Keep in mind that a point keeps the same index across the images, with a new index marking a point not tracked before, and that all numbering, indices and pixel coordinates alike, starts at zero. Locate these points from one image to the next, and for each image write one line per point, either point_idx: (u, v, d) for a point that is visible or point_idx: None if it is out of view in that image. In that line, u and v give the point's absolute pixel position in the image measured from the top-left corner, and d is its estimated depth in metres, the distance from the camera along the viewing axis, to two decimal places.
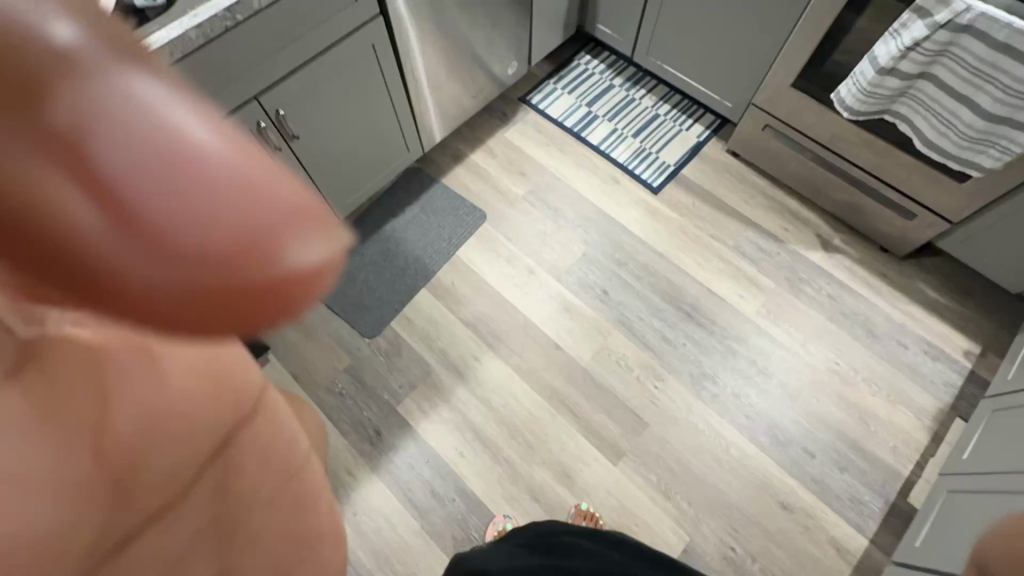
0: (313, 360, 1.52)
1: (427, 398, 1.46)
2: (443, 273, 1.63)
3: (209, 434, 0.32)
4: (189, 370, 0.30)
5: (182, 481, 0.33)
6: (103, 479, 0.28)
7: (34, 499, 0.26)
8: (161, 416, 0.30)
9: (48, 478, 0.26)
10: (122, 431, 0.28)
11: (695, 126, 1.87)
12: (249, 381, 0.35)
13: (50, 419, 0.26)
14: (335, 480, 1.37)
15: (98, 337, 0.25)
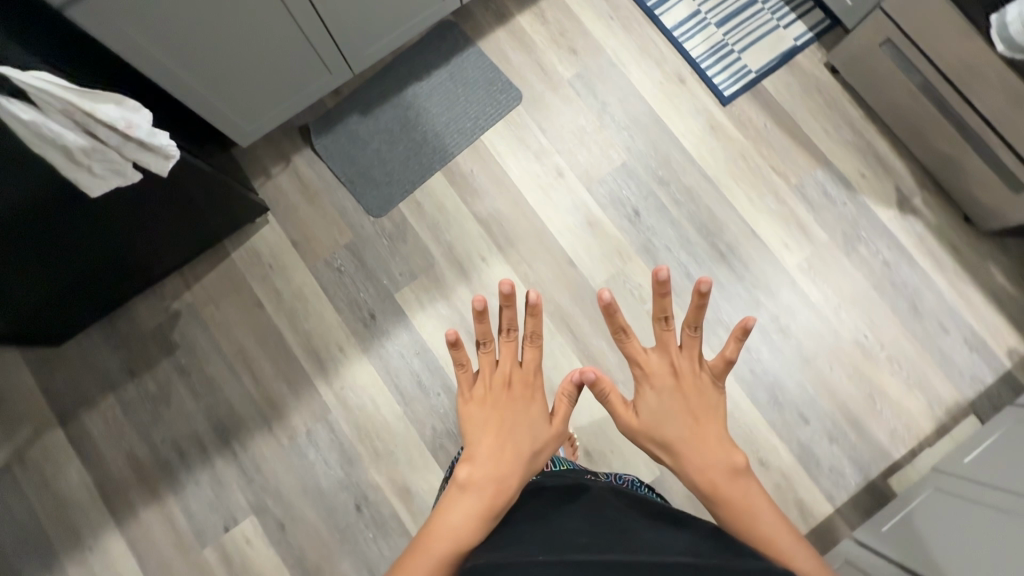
0: (313, 229, 1.44)
1: (426, 291, 1.41)
2: (464, 158, 1.46)
3: (511, 447, 0.72)
4: (490, 448, 0.71)
5: (509, 474, 0.69)
6: (489, 495, 0.67)
7: (479, 509, 0.66)
8: (497, 468, 0.69)
9: (480, 494, 0.67)
10: (485, 475, 0.68)
11: (796, 24, 1.51)
12: (509, 432, 0.74)
13: (474, 489, 0.67)
14: (326, 353, 1.38)
15: (480, 436, 0.73)
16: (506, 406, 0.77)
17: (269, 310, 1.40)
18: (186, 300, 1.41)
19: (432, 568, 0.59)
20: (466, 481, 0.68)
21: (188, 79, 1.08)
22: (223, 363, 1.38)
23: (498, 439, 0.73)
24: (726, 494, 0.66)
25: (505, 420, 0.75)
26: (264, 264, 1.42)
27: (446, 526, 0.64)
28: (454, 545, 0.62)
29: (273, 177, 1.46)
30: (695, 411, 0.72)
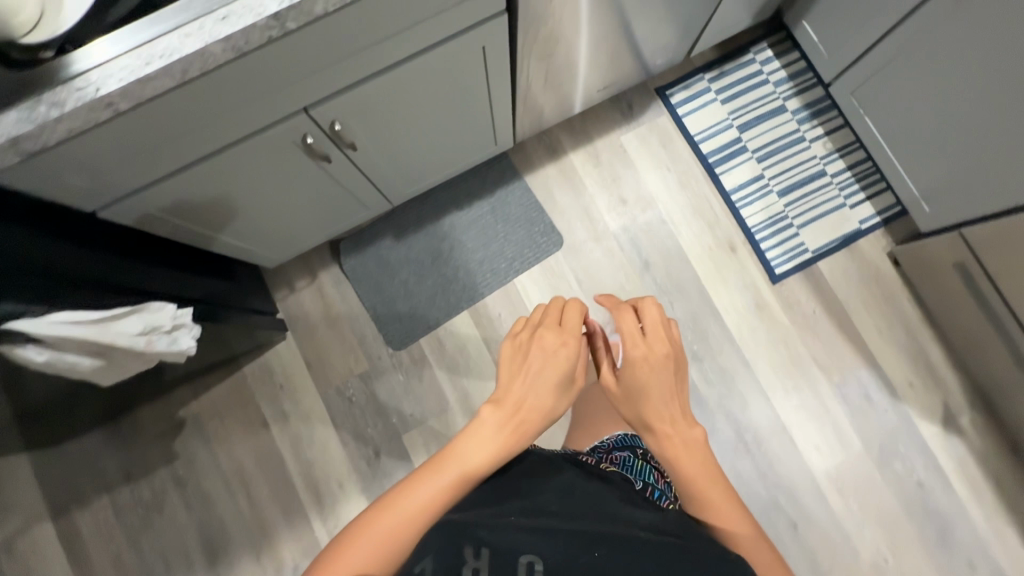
0: (330, 352, 1.39)
1: (435, 437, 1.36)
2: (493, 299, 1.41)
3: (537, 398, 0.67)
4: (519, 394, 0.66)
5: (523, 426, 0.65)
6: (498, 438, 0.64)
7: (485, 450, 0.63)
8: (514, 416, 0.65)
9: (489, 441, 0.63)
10: (496, 419, 0.64)
11: (864, 205, 1.41)
12: (539, 388, 0.67)
13: (486, 431, 0.64)
14: (324, 487, 1.34)
15: (506, 385, 0.67)
16: (532, 357, 0.69)
17: (273, 432, 1.37)
18: (193, 409, 1.38)
19: (437, 485, 0.60)
20: (484, 419, 0.65)
21: (222, 236, 1.04)
22: (221, 482, 1.35)
23: (528, 386, 0.67)
24: (701, 480, 0.69)
25: (529, 367, 0.68)
26: (275, 382, 1.39)
27: (454, 457, 0.62)
28: (459, 481, 0.61)
29: (296, 292, 1.41)
30: (676, 386, 0.74)
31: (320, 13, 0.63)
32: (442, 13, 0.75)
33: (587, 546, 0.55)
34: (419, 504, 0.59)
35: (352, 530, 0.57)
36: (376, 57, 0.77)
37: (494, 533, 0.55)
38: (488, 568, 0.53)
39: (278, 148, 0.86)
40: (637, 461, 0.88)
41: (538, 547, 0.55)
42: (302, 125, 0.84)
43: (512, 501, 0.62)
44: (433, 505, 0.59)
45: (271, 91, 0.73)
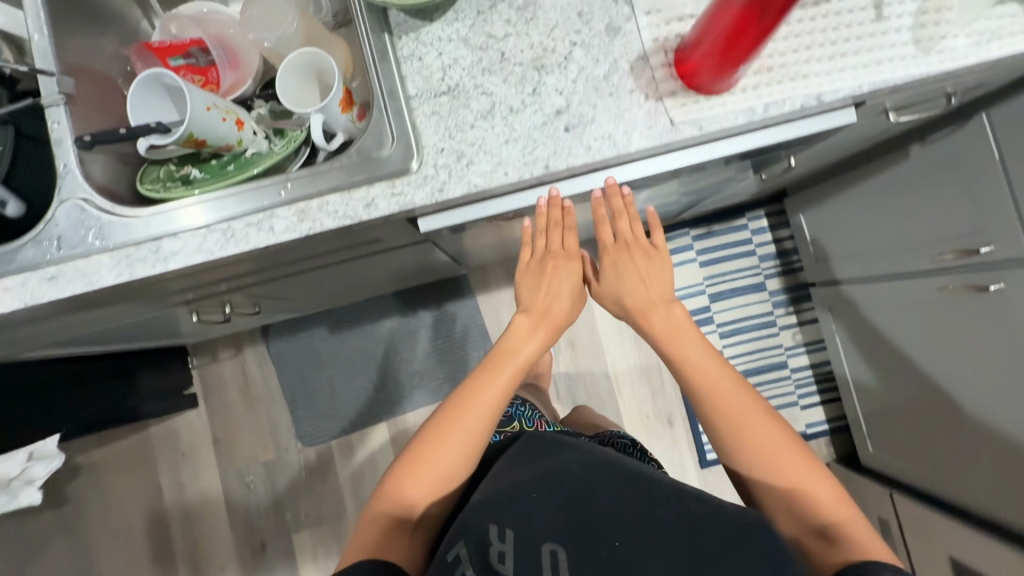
0: (239, 433, 1.35)
1: (325, 543, 1.33)
2: (413, 417, 1.35)
3: (557, 306, 0.63)
4: (537, 301, 0.63)
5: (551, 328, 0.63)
6: (530, 340, 0.62)
7: (527, 346, 0.61)
8: (536, 321, 0.63)
9: (513, 349, 0.61)
10: (519, 327, 0.62)
11: (816, 409, 1.35)
12: (559, 292, 0.63)
13: (511, 342, 0.62)
14: (205, 567, 1.32)
15: (525, 300, 0.63)
16: (546, 268, 0.63)
17: (166, 500, 1.34)
18: (91, 458, 1.34)
19: (497, 389, 0.59)
20: (514, 328, 0.62)
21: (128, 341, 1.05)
22: (104, 540, 1.33)
23: (548, 293, 0.63)
24: (706, 379, 0.58)
25: (550, 279, 0.63)
26: (177, 450, 1.35)
27: (501, 356, 0.62)
28: (512, 377, 0.60)
29: (217, 361, 1.36)
30: (654, 278, 0.63)
31: (172, 275, 0.55)
32: (333, 253, 0.68)
33: (604, 509, 0.45)
34: (473, 416, 0.58)
35: (421, 446, 0.58)
36: (261, 274, 0.72)
37: (512, 506, 0.47)
38: (513, 552, 0.45)
39: (166, 318, 0.84)
40: (637, 452, 0.85)
41: (558, 528, 0.45)
42: (184, 310, 0.80)
43: (535, 463, 0.53)
44: (494, 405, 0.59)
45: (132, 309, 0.71)
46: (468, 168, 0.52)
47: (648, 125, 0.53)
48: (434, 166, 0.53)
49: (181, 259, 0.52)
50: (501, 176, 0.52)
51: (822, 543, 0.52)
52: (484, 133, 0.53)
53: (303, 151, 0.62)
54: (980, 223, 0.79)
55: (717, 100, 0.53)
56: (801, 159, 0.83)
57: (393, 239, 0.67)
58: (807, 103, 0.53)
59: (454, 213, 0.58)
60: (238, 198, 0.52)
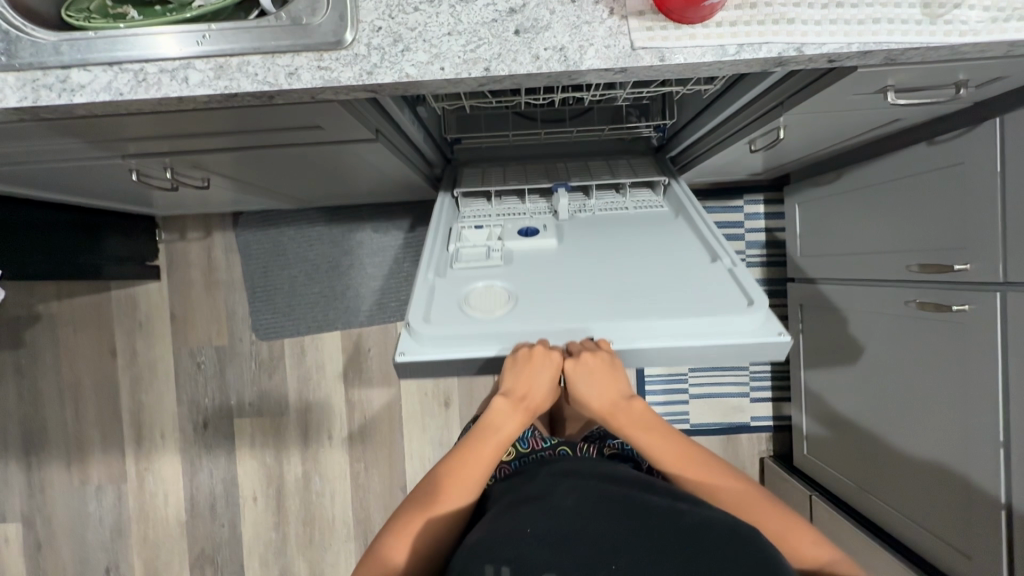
0: (196, 314, 1.38)
1: (263, 433, 1.38)
2: (368, 332, 1.36)
3: (534, 404, 0.58)
4: (514, 396, 0.58)
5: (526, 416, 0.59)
6: (508, 422, 0.58)
7: (506, 425, 0.58)
8: (513, 409, 0.58)
9: (490, 429, 0.58)
10: (496, 410, 0.58)
11: (765, 404, 1.34)
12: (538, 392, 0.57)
13: (486, 425, 0.58)
14: (147, 432, 1.40)
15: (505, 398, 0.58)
16: (523, 380, 0.56)
17: (118, 364, 1.39)
18: (50, 309, 1.39)
19: (480, 460, 0.56)
20: (496, 411, 0.58)
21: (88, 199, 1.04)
22: (56, 388, 1.40)
23: (527, 393, 0.57)
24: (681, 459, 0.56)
25: (523, 376, 0.56)
26: (135, 319, 1.39)
27: (482, 431, 0.58)
28: (496, 448, 0.57)
29: (185, 240, 1.37)
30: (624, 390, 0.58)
31: (83, 113, 0.53)
32: (285, 129, 0.65)
33: (601, 529, 0.42)
34: (461, 484, 0.55)
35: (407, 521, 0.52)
36: (206, 141, 0.68)
37: (509, 543, 0.41)
38: None
39: (108, 173, 0.80)
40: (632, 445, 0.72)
41: (559, 554, 0.40)
42: (125, 165, 0.76)
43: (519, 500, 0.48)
44: (484, 469, 0.56)
45: (63, 148, 0.67)
46: (402, 55, 0.48)
47: (605, 44, 0.48)
48: (367, 46, 0.48)
49: (88, 94, 0.49)
50: (436, 70, 0.48)
51: None
52: (427, 18, 0.48)
53: (252, 11, 0.57)
54: (962, 240, 0.75)
55: (687, 31, 0.47)
56: (790, 134, 0.78)
57: (334, 131, 0.65)
58: (786, 53, 0.48)
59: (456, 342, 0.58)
60: (146, 40, 0.49)
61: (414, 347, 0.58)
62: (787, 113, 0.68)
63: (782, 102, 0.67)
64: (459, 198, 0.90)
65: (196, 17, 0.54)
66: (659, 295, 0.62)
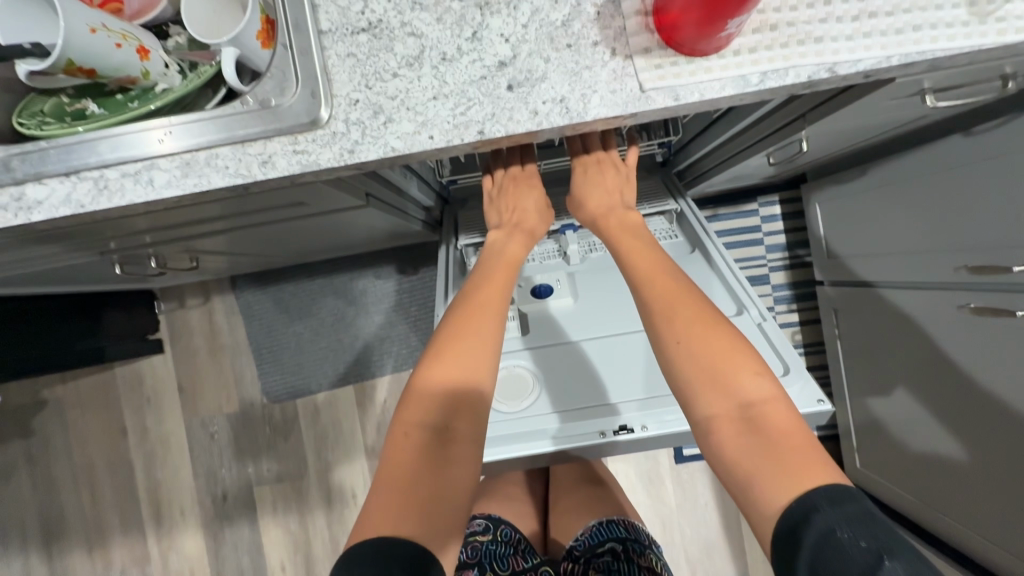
0: (204, 382, 1.34)
1: (284, 498, 1.33)
2: (383, 384, 1.31)
3: (528, 218, 0.68)
4: (506, 210, 0.69)
5: (521, 234, 0.67)
6: (510, 242, 0.66)
7: (508, 246, 0.65)
8: (515, 226, 0.68)
9: (499, 258, 0.64)
10: (500, 240, 0.67)
11: None
12: (528, 206, 0.69)
13: (491, 254, 0.65)
14: (166, 509, 1.35)
15: (502, 215, 0.69)
16: (508, 191, 0.70)
17: (130, 442, 1.35)
18: (56, 394, 1.36)
19: (496, 284, 0.60)
20: (501, 236, 0.67)
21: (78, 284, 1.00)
22: (69, 473, 1.36)
23: (523, 205, 0.69)
24: (653, 264, 0.57)
25: (512, 200, 0.69)
26: (143, 395, 1.35)
27: (492, 262, 0.64)
28: (508, 273, 0.62)
29: (185, 308, 1.33)
30: (611, 190, 0.67)
31: (44, 229, 0.48)
32: (271, 209, 0.60)
33: None
34: (483, 305, 0.57)
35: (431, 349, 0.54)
36: (187, 228, 0.64)
37: None
38: None
39: (91, 266, 0.76)
40: (620, 565, 0.73)
41: None
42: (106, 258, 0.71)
43: None
44: (501, 292, 0.59)
45: (36, 253, 0.62)
46: (385, 127, 0.43)
47: (610, 89, 0.42)
48: (345, 122, 0.43)
49: (45, 210, 0.44)
50: (424, 139, 0.43)
51: (748, 416, 0.47)
52: (408, 84, 0.43)
53: (219, 89, 0.53)
54: (1018, 237, 0.68)
55: (701, 64, 0.42)
56: (811, 142, 0.72)
57: (322, 204, 0.61)
58: (817, 76, 0.42)
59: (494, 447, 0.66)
60: (103, 143, 0.44)
61: None
62: (809, 126, 0.62)
63: (801, 115, 0.61)
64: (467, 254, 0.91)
65: (159, 107, 0.50)
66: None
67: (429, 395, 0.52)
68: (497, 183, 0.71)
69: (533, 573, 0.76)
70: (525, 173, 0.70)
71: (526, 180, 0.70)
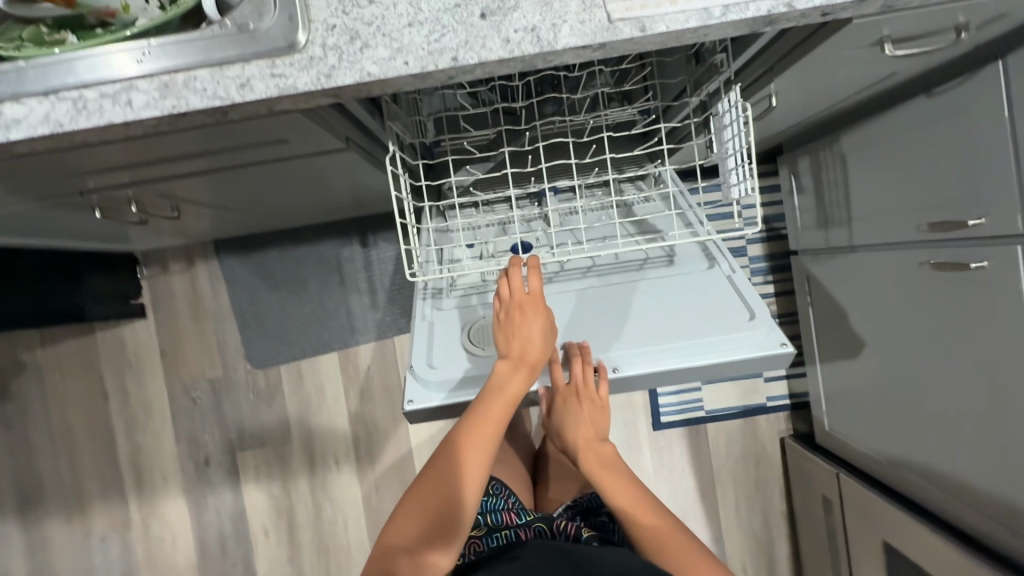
0: (187, 348, 1.34)
1: (268, 464, 1.34)
2: (367, 350, 1.32)
3: (528, 358, 0.68)
4: (511, 340, 0.68)
5: (523, 373, 0.68)
6: (509, 378, 0.67)
7: (508, 386, 0.67)
8: (515, 362, 0.68)
9: (499, 396, 0.67)
10: (499, 371, 0.68)
11: (779, 383, 1.30)
12: (534, 344, 0.69)
13: (491, 390, 0.67)
14: (149, 474, 1.35)
15: (506, 345, 0.68)
16: (515, 321, 0.68)
17: (111, 407, 1.35)
18: (36, 359, 1.35)
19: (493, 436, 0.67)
20: (502, 368, 0.68)
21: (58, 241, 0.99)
22: (49, 439, 1.36)
23: (528, 339, 0.68)
24: (633, 503, 0.72)
25: (517, 329, 0.68)
26: (125, 359, 1.35)
27: (492, 396, 0.67)
28: (502, 415, 0.67)
29: (168, 273, 1.33)
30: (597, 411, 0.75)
31: (21, 151, 0.48)
32: (250, 147, 0.60)
33: None
34: (476, 460, 0.67)
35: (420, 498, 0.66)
36: (167, 168, 0.64)
37: None
38: None
39: (70, 212, 0.76)
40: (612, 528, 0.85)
41: None
42: (84, 202, 0.71)
43: None
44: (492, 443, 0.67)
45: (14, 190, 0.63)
46: (362, 52, 0.44)
47: (579, 20, 0.44)
48: (321, 46, 0.45)
49: (24, 127, 0.45)
50: (400, 65, 0.44)
51: None
52: (384, 11, 0.44)
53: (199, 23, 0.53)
54: (975, 192, 0.72)
55: None
56: (781, 101, 0.74)
57: (302, 144, 0.62)
58: (776, 10, 0.44)
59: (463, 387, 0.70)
60: (82, 63, 0.45)
61: (423, 395, 0.69)
62: (777, 79, 0.66)
63: (770, 68, 0.65)
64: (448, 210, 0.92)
65: (138, 35, 0.50)
66: (663, 318, 0.71)
67: (426, 518, 0.65)
68: (504, 306, 0.69)
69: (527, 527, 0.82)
70: (532, 308, 0.69)
71: (533, 316, 0.69)
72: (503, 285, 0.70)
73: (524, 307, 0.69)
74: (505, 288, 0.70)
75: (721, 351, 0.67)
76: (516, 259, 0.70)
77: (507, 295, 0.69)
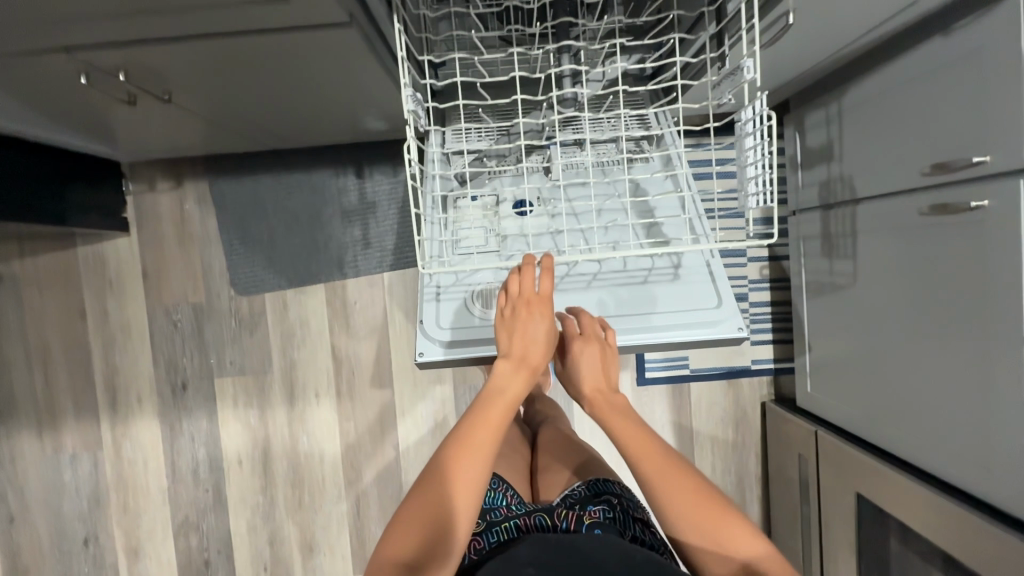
0: (170, 269, 1.31)
1: (246, 393, 1.32)
2: (355, 285, 1.30)
3: (532, 357, 0.68)
4: (515, 339, 0.68)
5: (526, 372, 0.67)
6: (512, 378, 0.67)
7: (509, 387, 0.66)
8: (519, 362, 0.67)
9: (501, 397, 0.65)
10: (502, 372, 0.67)
11: (765, 347, 1.30)
12: (537, 344, 0.68)
13: (493, 390, 0.66)
14: (123, 395, 1.32)
15: (510, 343, 0.68)
16: (519, 319, 0.68)
17: (88, 324, 1.32)
18: (12, 270, 1.31)
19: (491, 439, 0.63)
20: (504, 372, 0.67)
21: (41, 130, 0.96)
22: (21, 352, 1.32)
23: (531, 338, 0.68)
24: (639, 441, 0.66)
25: (520, 330, 0.68)
26: (105, 276, 1.31)
27: (493, 397, 0.65)
28: (502, 415, 0.64)
29: (155, 191, 1.29)
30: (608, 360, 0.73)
31: None
32: (249, 5, 0.58)
33: None
34: (471, 460, 0.61)
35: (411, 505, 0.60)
36: (159, 26, 0.61)
37: None
38: None
39: (55, 79, 0.72)
40: (617, 514, 0.74)
41: None
42: (69, 63, 0.68)
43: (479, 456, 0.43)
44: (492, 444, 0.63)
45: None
46: None
47: None
48: None
49: None
50: None
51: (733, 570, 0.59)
52: None
53: None
54: (982, 130, 0.71)
55: None
56: (798, 24, 0.73)
57: (303, 8, 0.59)
58: None
59: (464, 344, 0.77)
60: None
61: (430, 348, 0.77)
62: None
63: None
64: (450, 136, 0.85)
65: None
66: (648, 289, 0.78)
67: (417, 529, 0.59)
68: (510, 304, 0.69)
69: (526, 518, 0.72)
70: (536, 304, 0.69)
71: (539, 312, 0.69)
72: (509, 283, 0.70)
73: (529, 305, 0.69)
74: (510, 285, 0.70)
75: (696, 326, 0.75)
76: (529, 258, 0.69)
77: (515, 292, 0.69)
